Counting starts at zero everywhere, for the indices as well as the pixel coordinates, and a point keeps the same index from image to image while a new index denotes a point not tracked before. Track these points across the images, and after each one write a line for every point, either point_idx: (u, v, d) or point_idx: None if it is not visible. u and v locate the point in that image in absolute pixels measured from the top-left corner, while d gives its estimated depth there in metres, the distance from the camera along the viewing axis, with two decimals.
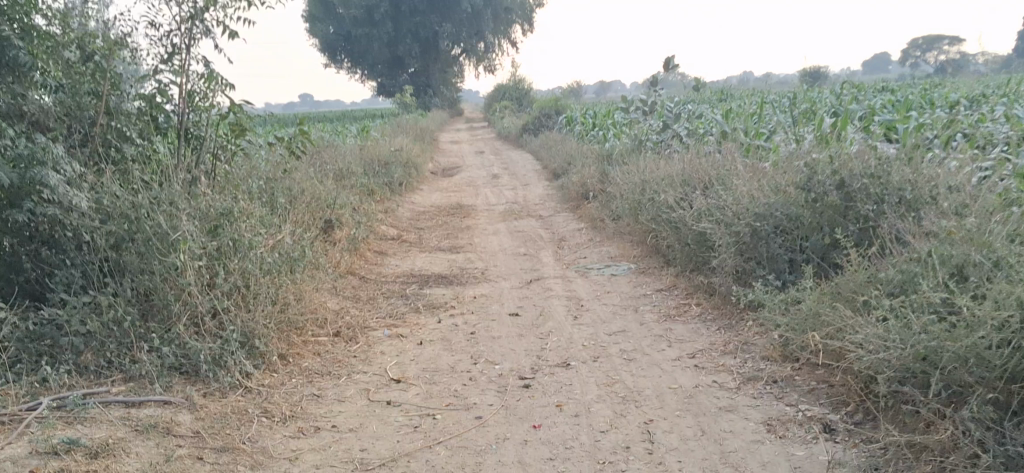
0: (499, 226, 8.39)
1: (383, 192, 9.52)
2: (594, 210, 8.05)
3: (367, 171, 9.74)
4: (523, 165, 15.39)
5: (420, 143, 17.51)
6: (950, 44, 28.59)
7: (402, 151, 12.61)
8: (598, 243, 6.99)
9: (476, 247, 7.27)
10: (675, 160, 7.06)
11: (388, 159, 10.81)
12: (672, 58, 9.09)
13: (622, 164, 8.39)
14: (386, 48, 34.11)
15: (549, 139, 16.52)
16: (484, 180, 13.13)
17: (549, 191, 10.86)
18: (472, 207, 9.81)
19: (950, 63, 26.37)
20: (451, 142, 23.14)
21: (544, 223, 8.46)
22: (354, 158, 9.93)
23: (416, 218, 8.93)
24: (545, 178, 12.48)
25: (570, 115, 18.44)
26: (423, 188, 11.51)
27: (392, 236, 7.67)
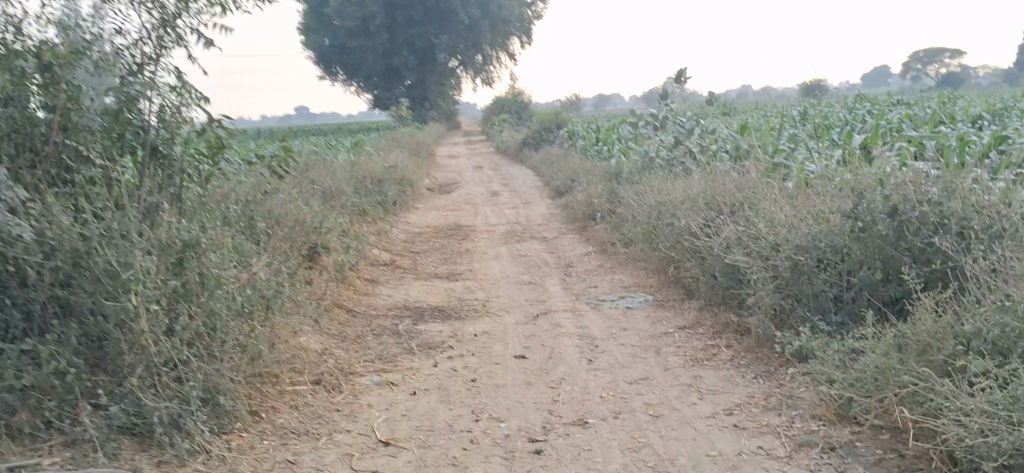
0: (499, 249, 7.83)
1: (376, 212, 8.96)
2: (603, 233, 7.50)
3: (359, 189, 9.18)
4: (524, 181, 14.89)
5: (417, 158, 17.01)
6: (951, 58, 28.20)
7: (397, 167, 12.05)
8: (608, 270, 6.43)
9: (476, 274, 6.71)
10: (692, 180, 6.52)
11: (381, 176, 10.26)
12: (684, 70, 8.58)
13: (632, 184, 7.85)
14: (383, 61, 33.60)
15: (549, 154, 15.98)
16: (483, 198, 12.61)
17: (552, 210, 10.32)
18: (471, 228, 9.27)
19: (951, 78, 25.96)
20: (448, 157, 22.60)
21: (547, 247, 7.90)
22: (346, 175, 9.38)
23: (412, 240, 8.38)
24: (547, 196, 11.93)
25: (571, 129, 17.95)
26: (419, 206, 10.95)
27: (385, 262, 7.12)
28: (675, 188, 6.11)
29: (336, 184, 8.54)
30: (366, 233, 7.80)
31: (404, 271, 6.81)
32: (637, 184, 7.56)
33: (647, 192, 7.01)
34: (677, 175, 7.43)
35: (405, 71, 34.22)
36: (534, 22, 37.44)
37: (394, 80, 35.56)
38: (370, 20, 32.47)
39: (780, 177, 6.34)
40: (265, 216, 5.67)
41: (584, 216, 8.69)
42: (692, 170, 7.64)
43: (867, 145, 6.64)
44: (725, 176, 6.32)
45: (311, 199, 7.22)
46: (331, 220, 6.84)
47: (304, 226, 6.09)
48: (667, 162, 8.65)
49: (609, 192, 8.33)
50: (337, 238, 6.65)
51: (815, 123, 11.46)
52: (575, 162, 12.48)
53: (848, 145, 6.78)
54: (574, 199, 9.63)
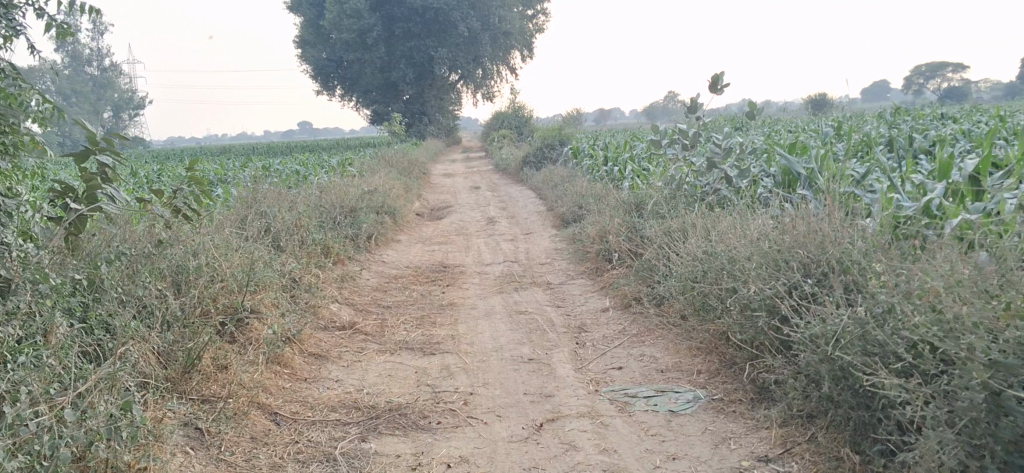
0: (492, 303, 6.19)
1: (343, 252, 7.34)
2: (626, 284, 5.85)
3: (323, 224, 7.57)
4: (524, 204, 13.35)
5: (407, 178, 15.49)
6: (957, 71, 26.89)
7: (379, 192, 10.41)
8: (637, 343, 4.78)
9: (459, 342, 5.09)
10: (748, 221, 4.89)
11: (356, 205, 8.64)
12: (721, 75, 6.94)
13: (661, 220, 6.21)
14: (379, 75, 32.06)
15: (553, 175, 14.37)
16: (478, 225, 11.04)
17: (557, 243, 8.74)
18: (459, 268, 7.67)
19: (963, 92, 24.56)
20: (444, 176, 21.00)
21: (554, 299, 6.25)
22: (310, 206, 7.76)
23: (385, 287, 6.74)
24: (551, 225, 10.30)
25: (576, 147, 16.43)
26: (401, 239, 9.31)
27: (343, 321, 5.48)
28: (733, 230, 4.47)
29: (293, 220, 6.92)
30: (322, 284, 6.18)
31: (365, 339, 5.16)
32: (669, 220, 5.93)
33: (685, 234, 5.39)
34: (719, 210, 5.83)
35: (402, 85, 32.66)
36: (535, 35, 36.06)
37: (390, 95, 33.99)
38: (366, 33, 30.96)
39: (865, 217, 4.75)
40: (150, 275, 4.06)
41: (597, 258, 7.06)
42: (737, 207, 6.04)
43: (973, 171, 5.05)
44: (793, 214, 4.72)
45: (248, 244, 5.61)
46: (266, 274, 5.20)
47: (214, 284, 4.47)
48: (702, 192, 7.05)
49: (629, 226, 6.71)
50: (274, 297, 5.01)
51: (857, 141, 9.88)
52: (582, 187, 10.86)
53: (947, 170, 5.19)
54: (586, 233, 8.00)
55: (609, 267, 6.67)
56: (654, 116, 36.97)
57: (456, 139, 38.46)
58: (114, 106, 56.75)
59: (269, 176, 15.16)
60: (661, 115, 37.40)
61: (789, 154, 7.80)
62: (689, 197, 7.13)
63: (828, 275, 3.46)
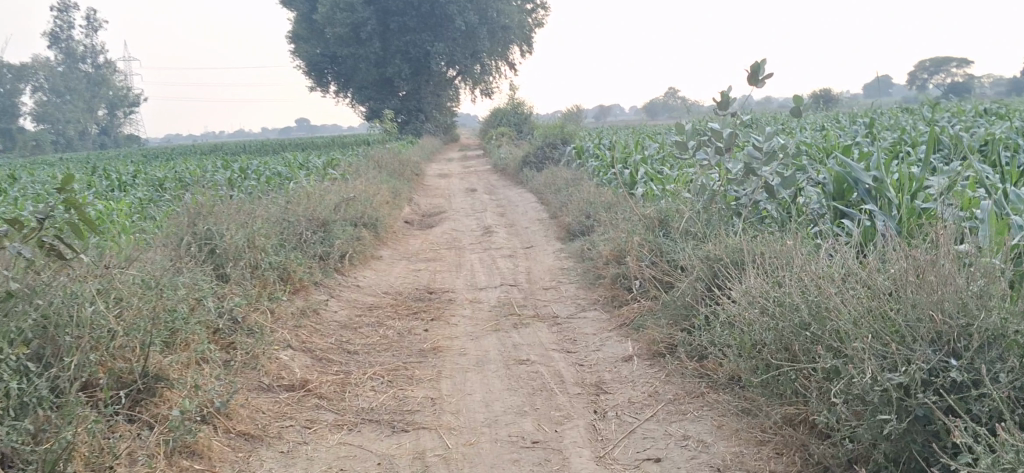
0: (486, 346, 4.98)
1: (305, 278, 6.14)
2: (654, 328, 4.66)
3: (285, 243, 6.38)
4: (524, 210, 12.17)
5: (398, 181, 14.32)
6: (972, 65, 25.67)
7: (361, 199, 9.21)
8: (676, 417, 3.59)
9: (441, 410, 3.90)
10: (820, 254, 3.73)
11: (330, 216, 7.45)
12: (762, 63, 5.73)
13: (694, 245, 5.03)
14: (374, 70, 30.88)
15: (555, 178, 13.16)
16: (474, 236, 9.85)
17: (562, 261, 7.55)
18: (448, 293, 6.48)
19: (984, 85, 23.31)
20: (439, 177, 19.78)
21: (562, 341, 5.05)
22: (270, 221, 6.57)
23: (355, 322, 5.54)
24: (555, 237, 9.09)
25: (580, 145, 15.24)
26: (383, 256, 8.10)
27: (293, 378, 4.28)
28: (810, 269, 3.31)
29: (244, 240, 5.74)
30: (273, 325, 4.97)
31: (317, 405, 3.96)
32: (706, 246, 4.75)
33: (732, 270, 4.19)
34: (769, 237, 4.64)
35: (398, 81, 31.44)
36: (535, 29, 34.84)
37: (386, 91, 32.79)
38: (360, 27, 29.80)
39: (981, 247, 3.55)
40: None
41: (611, 286, 5.86)
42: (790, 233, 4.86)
43: None
44: (885, 248, 3.55)
45: (173, 279, 4.41)
46: (187, 323, 4.02)
47: (102, 346, 3.32)
48: (738, 205, 5.85)
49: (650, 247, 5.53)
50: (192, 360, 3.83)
51: (898, 142, 8.73)
52: (589, 194, 9.64)
53: None
54: (599, 250, 6.80)
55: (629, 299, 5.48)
56: (657, 112, 35.75)
57: (453, 137, 37.22)
58: (105, 104, 55.50)
59: (248, 179, 13.98)
60: (663, 111, 36.21)
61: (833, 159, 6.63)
62: (722, 213, 5.94)
63: (993, 356, 2.30)
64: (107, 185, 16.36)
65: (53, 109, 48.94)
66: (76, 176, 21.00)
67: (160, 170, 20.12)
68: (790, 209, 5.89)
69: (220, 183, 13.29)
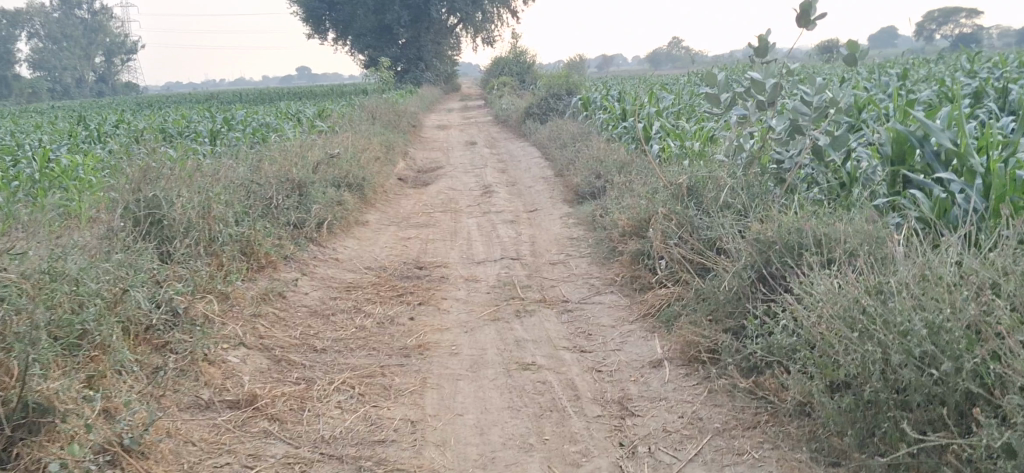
0: (483, 343, 4.11)
1: (272, 252, 5.27)
2: (690, 326, 3.79)
3: (251, 211, 5.51)
4: (527, 167, 11.26)
5: (392, 134, 13.39)
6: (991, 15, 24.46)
7: (347, 155, 8.31)
8: (729, 460, 2.76)
9: (422, 439, 3.04)
10: (923, 251, 2.84)
11: (307, 177, 6.56)
12: (814, 2, 4.75)
13: (736, 225, 4.15)
14: (373, 17, 29.92)
15: (561, 132, 12.22)
16: (472, 197, 8.95)
17: (569, 230, 6.67)
18: (439, 269, 5.61)
19: (1007, 36, 22.15)
20: (437, 128, 18.82)
21: (575, 337, 4.18)
22: (235, 185, 5.69)
23: (328, 307, 4.67)
24: (562, 200, 8.19)
25: (587, 97, 14.27)
26: (370, 221, 7.22)
27: (240, 391, 3.42)
28: (919, 273, 2.44)
29: (197, 209, 4.86)
30: (224, 316, 4.11)
31: (266, 431, 3.11)
32: (754, 228, 3.87)
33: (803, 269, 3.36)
34: (835, 220, 3.73)
35: (397, 29, 30.38)
36: None
37: (384, 38, 31.62)
38: None
39: None
40: None
41: (631, 266, 4.98)
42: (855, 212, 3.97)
43: None
44: (1015, 242, 2.68)
45: (93, 266, 3.54)
46: (98, 329, 3.16)
47: None
48: (781, 168, 4.95)
49: (679, 221, 4.64)
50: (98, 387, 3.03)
51: (945, 93, 7.80)
52: (600, 152, 8.73)
53: None
54: (615, 220, 5.91)
55: (652, 284, 4.61)
56: (661, 62, 34.57)
57: (454, 86, 36.09)
58: (101, 51, 54.28)
59: (232, 131, 13.10)
60: (667, 61, 35.05)
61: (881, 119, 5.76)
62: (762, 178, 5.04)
63: None
64: (88, 136, 15.49)
65: (46, 55, 47.88)
66: (62, 126, 20.17)
67: (147, 120, 19.25)
68: (839, 175, 5.01)
69: (202, 135, 12.41)
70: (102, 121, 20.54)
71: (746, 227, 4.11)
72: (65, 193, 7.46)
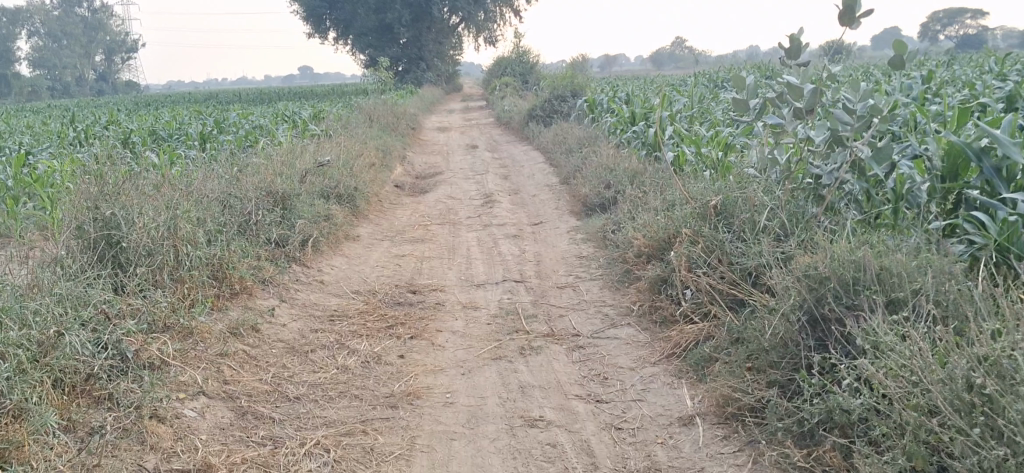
0: (482, 389, 3.55)
1: (248, 276, 4.72)
2: (727, 376, 3.26)
3: (225, 230, 4.97)
4: (530, 173, 10.72)
5: (390, 138, 12.87)
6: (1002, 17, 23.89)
7: (339, 163, 7.77)
8: None
9: None
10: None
11: (292, 188, 6.02)
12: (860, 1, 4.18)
13: (776, 254, 3.60)
14: (373, 16, 29.43)
15: (566, 136, 11.66)
16: (472, 206, 8.41)
17: (577, 247, 6.12)
18: (434, 293, 5.06)
19: (1018, 37, 21.60)
20: (438, 130, 18.26)
21: (589, 381, 3.63)
22: (209, 200, 5.15)
23: (307, 341, 4.11)
24: (568, 212, 7.64)
25: (593, 99, 13.74)
26: (361, 235, 6.67)
27: (192, 457, 2.86)
28: None
29: (161, 230, 4.31)
30: (181, 358, 3.59)
31: None
32: (800, 260, 3.31)
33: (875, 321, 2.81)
34: (900, 255, 3.17)
35: (398, 28, 29.87)
36: None
37: (385, 38, 31.10)
38: None
39: None
40: None
41: (651, 294, 4.43)
42: (917, 244, 3.41)
43: None
44: None
45: (19, 312, 3.08)
46: (11, 389, 2.64)
47: None
48: (819, 184, 4.40)
49: (708, 246, 4.10)
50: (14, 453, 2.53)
51: (984, 97, 7.22)
52: (609, 161, 8.17)
53: None
54: (630, 239, 5.35)
55: (675, 316, 4.07)
56: (664, 62, 34.01)
57: (456, 87, 35.52)
58: (101, 50, 53.82)
59: (223, 133, 12.58)
60: (670, 61, 34.51)
61: (925, 134, 5.20)
62: (796, 194, 4.48)
63: None
64: (78, 137, 14.99)
65: (46, 54, 47.44)
66: (53, 126, 19.68)
67: (140, 121, 18.72)
68: (882, 192, 4.45)
69: (192, 138, 11.89)
70: (94, 121, 20.03)
71: (789, 257, 3.57)
72: (34, 203, 6.93)
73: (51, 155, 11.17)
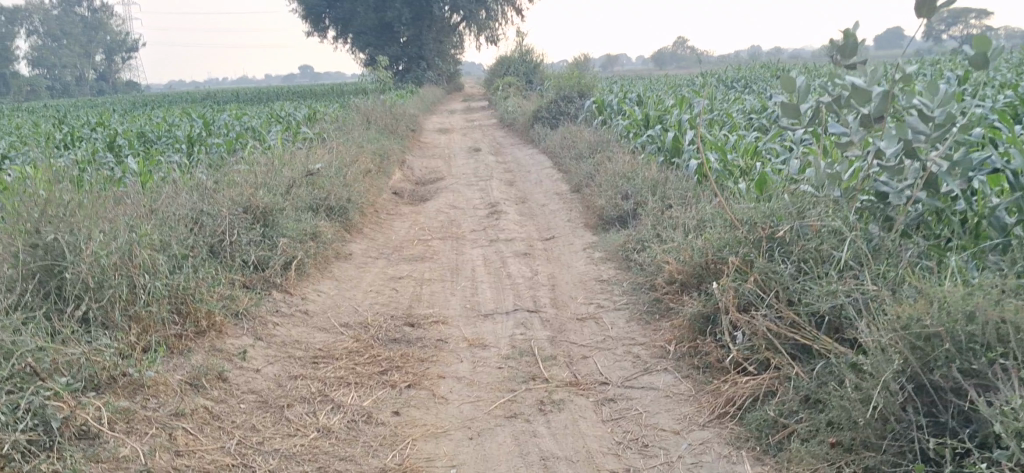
0: (494, 461, 2.88)
1: (218, 310, 4.05)
2: (805, 455, 2.58)
3: (192, 255, 4.30)
4: (537, 179, 10.07)
5: (389, 141, 12.22)
6: None
7: (331, 172, 7.11)
8: None
9: None
10: None
11: (275, 203, 5.36)
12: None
13: (855, 298, 2.95)
14: (374, 15, 28.83)
15: (575, 139, 11.00)
16: (476, 217, 7.75)
17: (594, 268, 5.45)
18: (433, 326, 4.40)
19: None
20: (439, 132, 17.60)
21: (625, 451, 2.96)
22: (173, 221, 4.49)
23: (283, 392, 3.44)
24: (582, 225, 6.97)
25: (601, 100, 13.09)
26: (354, 253, 6.00)
27: None
28: None
29: (112, 258, 3.66)
30: (127, 422, 2.93)
31: None
32: (892, 307, 2.64)
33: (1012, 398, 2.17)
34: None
35: (398, 27, 29.22)
36: None
37: (385, 37, 30.45)
38: None
39: None
40: None
41: (692, 334, 3.76)
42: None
43: None
44: None
45: None
46: None
47: None
48: (886, 202, 3.76)
49: (762, 280, 3.43)
50: None
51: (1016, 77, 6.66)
52: (625, 168, 7.51)
53: None
54: (660, 263, 4.69)
55: (724, 364, 3.40)
56: (669, 62, 33.36)
57: (458, 86, 34.86)
58: (99, 49, 53.21)
59: (213, 137, 11.95)
60: (675, 61, 33.84)
61: (999, 143, 4.53)
62: (858, 213, 3.85)
63: None
64: (64, 139, 14.36)
65: (44, 54, 46.85)
66: (43, 128, 19.07)
67: (132, 122, 18.09)
68: (959, 212, 3.79)
69: (180, 141, 11.24)
70: (86, 122, 19.40)
71: (872, 300, 2.91)
72: None
73: (28, 161, 10.53)
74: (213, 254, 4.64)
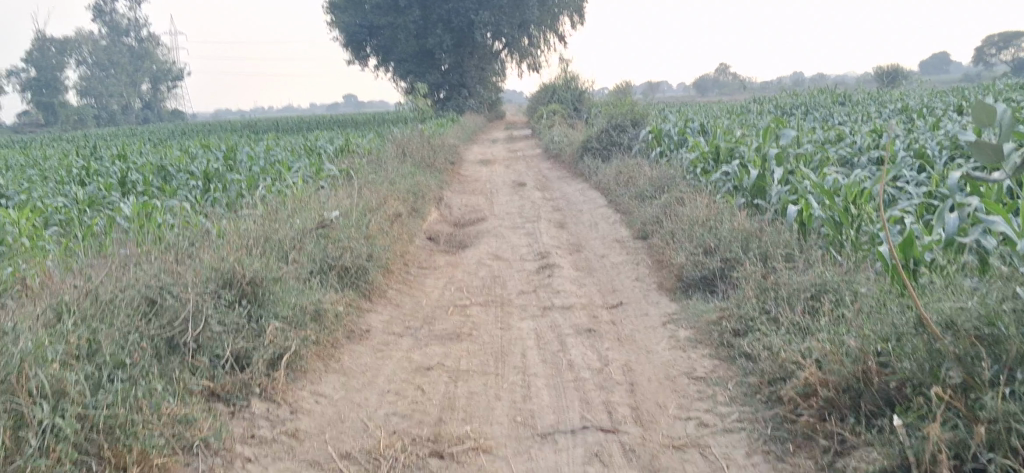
0: None
1: (159, 447, 2.79)
2: None
3: (132, 362, 3.04)
4: (592, 221, 8.79)
5: (425, 176, 11.00)
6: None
7: (350, 221, 5.88)
8: None
9: None
10: None
11: (267, 270, 4.11)
12: None
13: None
14: (414, 42, 27.76)
15: (633, 175, 9.70)
16: (525, 271, 6.48)
17: (683, 356, 4.14)
18: (469, 458, 3.12)
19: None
20: (480, 164, 16.40)
21: None
22: (115, 312, 3.25)
23: None
24: (655, 287, 5.65)
25: (659, 130, 11.80)
26: (371, 328, 4.73)
27: None
28: None
29: None
30: None
31: None
32: None
33: None
34: None
35: (439, 54, 28.12)
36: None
37: (426, 65, 29.38)
38: None
39: None
40: None
41: None
42: None
43: None
44: None
45: None
46: None
47: None
48: None
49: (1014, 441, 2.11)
50: None
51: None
52: (704, 214, 6.18)
53: None
54: (788, 364, 3.35)
55: None
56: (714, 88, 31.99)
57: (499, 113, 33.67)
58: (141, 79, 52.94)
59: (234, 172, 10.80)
60: (715, 86, 32.20)
61: None
62: None
63: None
64: (81, 171, 13.32)
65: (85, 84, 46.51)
66: (69, 160, 18.12)
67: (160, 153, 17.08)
68: None
69: (195, 176, 10.11)
70: (112, 154, 18.42)
71: None
72: None
73: (27, 199, 9.43)
74: (170, 351, 3.38)
